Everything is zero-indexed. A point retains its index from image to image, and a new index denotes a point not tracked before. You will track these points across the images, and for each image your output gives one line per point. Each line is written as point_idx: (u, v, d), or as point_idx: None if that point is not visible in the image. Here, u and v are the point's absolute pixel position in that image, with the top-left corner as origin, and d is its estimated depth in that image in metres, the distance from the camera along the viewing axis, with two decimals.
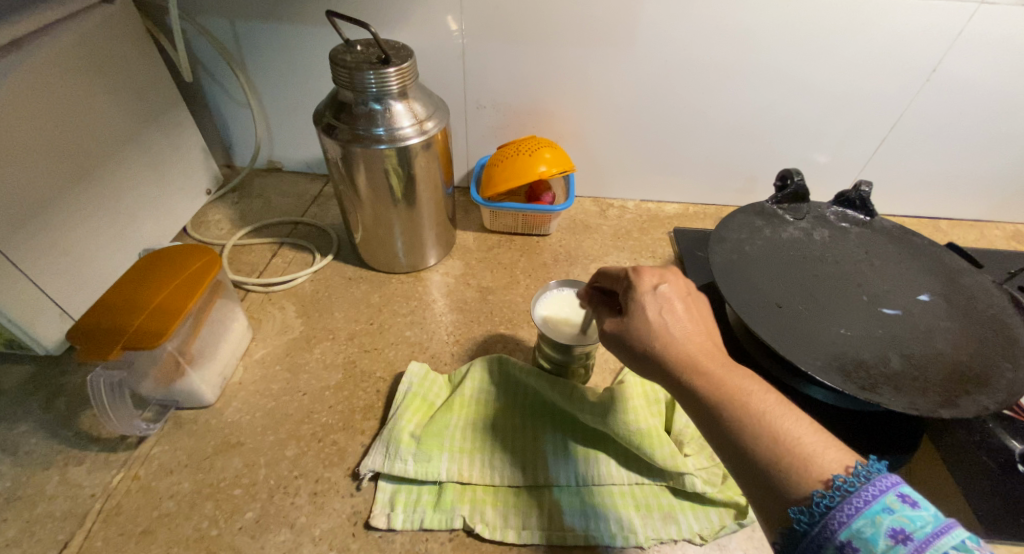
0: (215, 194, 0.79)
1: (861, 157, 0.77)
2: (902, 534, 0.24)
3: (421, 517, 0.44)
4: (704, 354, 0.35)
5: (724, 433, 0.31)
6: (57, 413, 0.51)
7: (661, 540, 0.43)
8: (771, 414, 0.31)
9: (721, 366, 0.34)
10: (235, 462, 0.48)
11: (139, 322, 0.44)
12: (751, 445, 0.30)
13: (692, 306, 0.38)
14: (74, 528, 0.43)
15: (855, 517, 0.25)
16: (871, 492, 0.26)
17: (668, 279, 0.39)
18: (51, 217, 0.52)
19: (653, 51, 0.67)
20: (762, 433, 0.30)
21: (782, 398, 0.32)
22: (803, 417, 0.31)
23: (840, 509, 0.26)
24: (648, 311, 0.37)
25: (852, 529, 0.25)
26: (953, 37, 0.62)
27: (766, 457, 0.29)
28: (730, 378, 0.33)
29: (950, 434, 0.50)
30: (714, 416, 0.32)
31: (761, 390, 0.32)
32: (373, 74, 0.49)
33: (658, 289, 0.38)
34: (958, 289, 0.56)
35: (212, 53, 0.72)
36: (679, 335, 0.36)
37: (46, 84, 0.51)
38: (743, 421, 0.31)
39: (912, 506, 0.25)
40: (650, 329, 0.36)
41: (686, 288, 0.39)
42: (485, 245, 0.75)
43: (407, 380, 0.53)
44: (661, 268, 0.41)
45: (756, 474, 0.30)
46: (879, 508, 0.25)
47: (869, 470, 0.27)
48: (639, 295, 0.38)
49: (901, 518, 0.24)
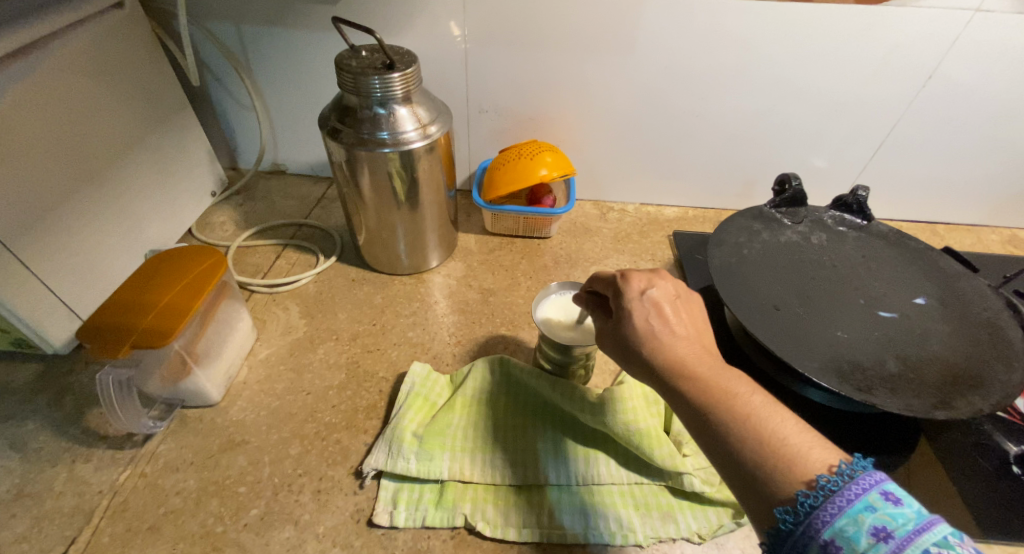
0: (220, 196, 0.80)
1: (858, 162, 0.77)
2: (883, 532, 0.25)
3: (423, 515, 0.44)
4: (693, 358, 0.35)
5: (712, 435, 0.32)
6: (65, 411, 0.52)
7: (660, 539, 0.44)
8: (758, 415, 0.31)
9: (707, 368, 0.34)
10: (240, 460, 0.48)
11: (148, 320, 0.45)
12: (738, 447, 0.30)
13: (681, 308, 0.39)
14: (82, 524, 0.44)
15: (837, 516, 0.26)
16: (854, 490, 0.26)
17: (657, 282, 0.40)
18: (59, 217, 0.53)
19: (653, 57, 0.68)
20: (748, 434, 0.30)
21: (767, 398, 0.32)
22: (789, 417, 0.31)
23: (824, 508, 0.26)
24: (637, 317, 0.38)
25: (836, 527, 0.26)
26: (950, 44, 0.63)
27: (756, 459, 0.30)
28: (718, 381, 0.33)
29: (946, 435, 0.51)
30: (702, 418, 0.32)
31: (748, 392, 0.33)
32: (378, 79, 0.50)
33: (646, 294, 0.39)
34: (954, 292, 0.57)
35: (218, 57, 0.73)
36: (668, 339, 0.36)
37: (58, 86, 0.52)
38: (730, 425, 0.31)
39: (895, 504, 0.26)
40: (638, 334, 0.37)
41: (674, 290, 0.40)
42: (487, 247, 0.76)
43: (410, 380, 0.54)
44: (649, 272, 0.41)
45: (742, 475, 0.30)
46: (861, 507, 0.26)
47: (853, 468, 0.27)
48: (627, 300, 0.39)
49: (883, 516, 0.25)
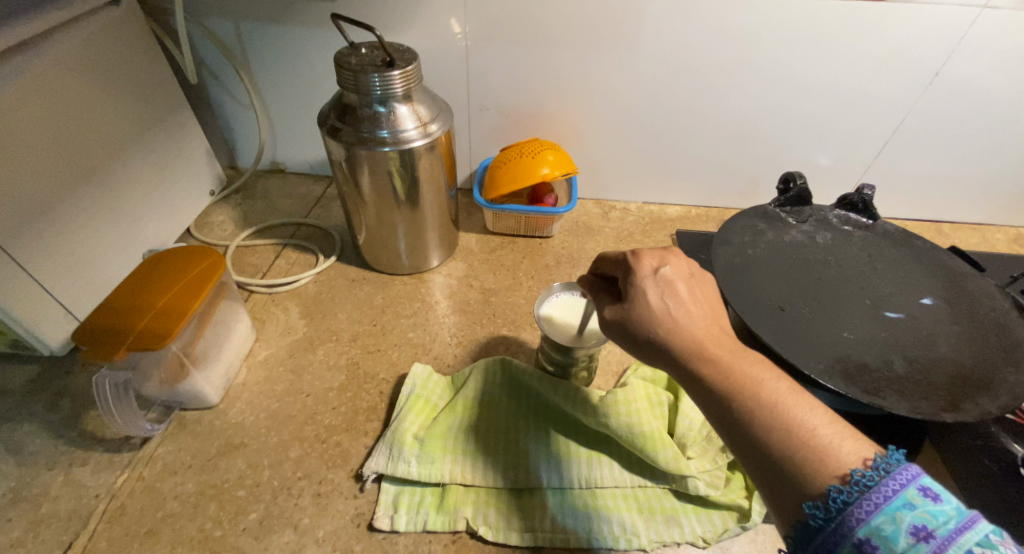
0: (218, 195, 0.80)
1: (862, 160, 0.77)
2: (924, 531, 0.24)
3: (424, 519, 0.44)
4: (712, 340, 0.34)
5: (735, 422, 0.31)
6: (62, 413, 0.51)
7: (664, 543, 0.43)
8: (784, 404, 0.30)
9: (729, 353, 0.34)
10: (239, 463, 0.48)
11: (144, 323, 0.44)
12: (764, 436, 0.30)
13: (695, 287, 0.37)
14: (79, 528, 0.43)
15: (874, 514, 0.25)
16: (892, 487, 0.25)
17: (671, 261, 0.38)
18: (54, 217, 0.52)
19: (655, 54, 0.67)
20: (776, 424, 0.30)
21: (794, 386, 0.31)
22: (817, 406, 0.30)
23: (859, 505, 0.25)
24: (650, 296, 0.36)
25: (872, 525, 0.25)
26: (956, 41, 0.62)
27: (783, 450, 0.29)
28: (740, 366, 0.33)
29: (953, 437, 0.50)
30: (725, 407, 0.32)
31: (773, 378, 0.32)
32: (378, 77, 0.49)
33: (659, 272, 0.37)
34: (961, 292, 0.57)
35: (216, 55, 0.72)
36: (683, 320, 0.35)
37: (54, 85, 0.51)
38: (755, 413, 0.30)
39: (933, 500, 0.25)
40: (653, 315, 0.36)
41: (688, 269, 0.38)
42: (488, 246, 0.76)
43: (410, 382, 0.53)
44: (662, 249, 0.39)
45: (770, 468, 0.29)
46: (900, 504, 0.25)
47: (888, 463, 0.27)
48: (639, 280, 0.37)
49: (923, 514, 0.24)
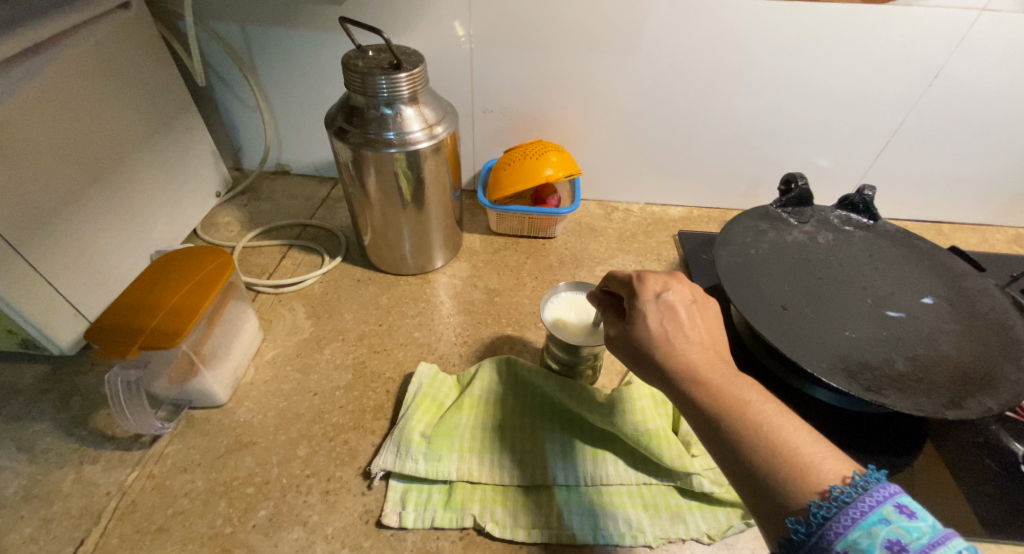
0: (225, 196, 0.80)
1: (862, 162, 0.77)
2: (898, 545, 0.24)
3: (432, 515, 0.44)
4: (706, 363, 0.35)
5: (722, 441, 0.31)
6: (72, 412, 0.52)
7: (669, 539, 0.44)
8: (770, 424, 0.31)
9: (720, 375, 0.34)
10: (248, 461, 0.48)
11: (156, 322, 0.44)
12: (749, 454, 0.30)
13: (696, 313, 0.38)
14: (90, 525, 0.44)
15: (851, 528, 0.26)
16: (869, 503, 0.26)
17: (674, 285, 0.39)
18: (66, 218, 0.53)
19: (655, 57, 0.68)
20: (760, 442, 0.30)
21: (781, 408, 0.32)
22: (802, 426, 0.31)
23: (838, 519, 0.26)
24: (650, 318, 0.38)
25: (849, 539, 0.25)
26: (955, 45, 0.63)
27: (765, 468, 0.29)
28: (730, 387, 0.33)
29: (956, 435, 0.50)
30: (713, 426, 0.32)
31: (760, 400, 0.32)
32: (385, 79, 0.50)
33: (661, 296, 0.39)
34: (961, 292, 0.57)
35: (224, 59, 0.73)
36: (682, 342, 0.36)
37: (65, 87, 0.52)
38: (742, 432, 0.31)
39: (909, 517, 0.25)
40: (651, 336, 0.37)
41: (691, 295, 0.39)
42: (492, 247, 0.76)
43: (417, 381, 0.54)
44: (666, 275, 0.41)
45: (753, 483, 0.30)
46: (876, 520, 0.25)
47: (867, 480, 0.27)
48: (642, 302, 0.38)
49: (897, 529, 0.25)
